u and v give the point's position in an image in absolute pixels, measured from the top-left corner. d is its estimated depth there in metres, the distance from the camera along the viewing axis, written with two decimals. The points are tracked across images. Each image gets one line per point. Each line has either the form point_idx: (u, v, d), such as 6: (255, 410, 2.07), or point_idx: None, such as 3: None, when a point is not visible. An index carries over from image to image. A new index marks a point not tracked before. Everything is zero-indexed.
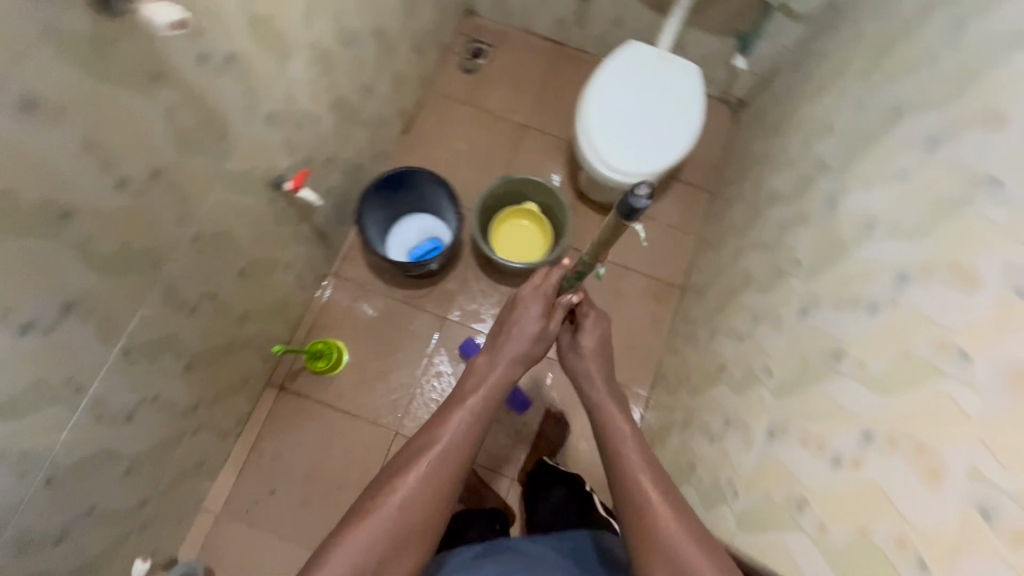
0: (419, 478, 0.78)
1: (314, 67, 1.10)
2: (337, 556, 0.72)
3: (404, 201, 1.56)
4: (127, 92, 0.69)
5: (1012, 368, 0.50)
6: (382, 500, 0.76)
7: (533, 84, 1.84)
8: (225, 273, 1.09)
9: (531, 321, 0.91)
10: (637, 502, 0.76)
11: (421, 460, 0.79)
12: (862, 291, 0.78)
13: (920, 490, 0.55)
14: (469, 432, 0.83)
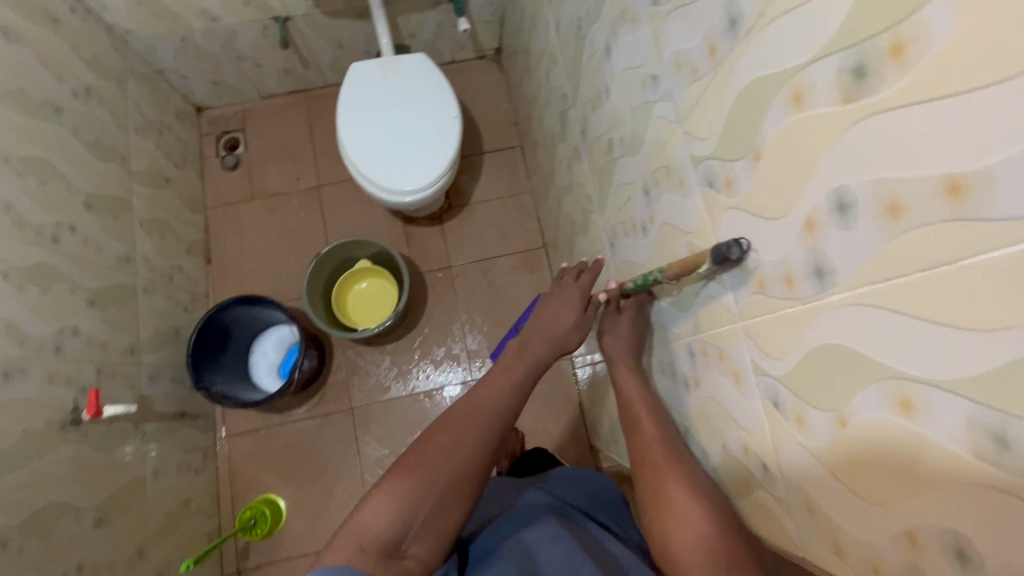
0: (456, 427, 0.67)
1: (33, 293, 0.98)
2: (377, 503, 0.59)
3: (234, 339, 1.45)
4: None
5: (732, 257, 0.51)
6: (425, 449, 0.64)
7: (299, 147, 1.74)
8: (76, 538, 0.98)
9: (561, 301, 0.86)
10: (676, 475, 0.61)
11: (457, 416, 0.69)
12: (632, 215, 0.78)
13: (735, 394, 0.56)
14: (505, 400, 0.72)
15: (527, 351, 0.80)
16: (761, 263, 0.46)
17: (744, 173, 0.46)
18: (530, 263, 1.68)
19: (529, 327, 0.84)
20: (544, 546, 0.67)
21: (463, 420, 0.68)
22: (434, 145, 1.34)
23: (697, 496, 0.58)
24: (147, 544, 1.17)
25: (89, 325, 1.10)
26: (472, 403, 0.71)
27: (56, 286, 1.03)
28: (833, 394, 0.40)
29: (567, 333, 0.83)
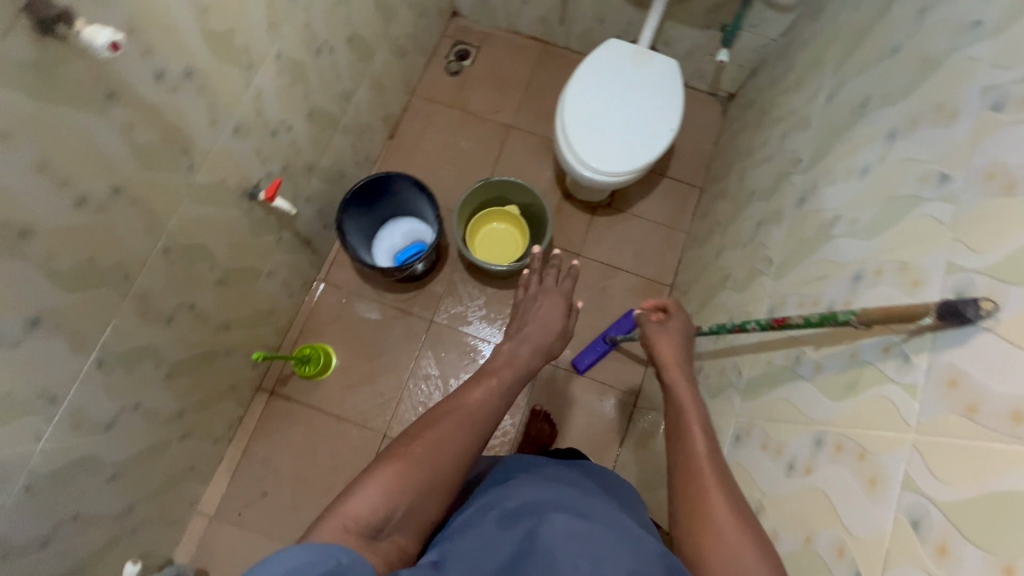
0: (449, 428, 0.68)
1: (285, 80, 1.12)
2: (367, 489, 0.61)
3: (381, 209, 1.58)
4: (80, 111, 0.71)
5: (945, 372, 0.49)
6: (416, 443, 0.66)
7: (514, 85, 1.84)
8: (202, 283, 1.11)
9: (544, 306, 0.96)
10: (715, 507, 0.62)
11: (456, 411, 0.71)
12: (823, 292, 0.76)
13: (858, 496, 0.54)
14: (494, 402, 0.74)
15: (513, 361, 0.84)
16: (985, 389, 0.45)
17: (1017, 300, 0.44)
18: (650, 293, 1.67)
19: (518, 341, 0.89)
20: (561, 509, 0.66)
21: (453, 422, 0.69)
22: (640, 143, 1.37)
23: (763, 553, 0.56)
24: (234, 323, 1.30)
25: (300, 130, 1.25)
26: (463, 402, 0.72)
27: (299, 85, 1.17)
28: (1011, 540, 0.39)
29: (552, 337, 0.93)
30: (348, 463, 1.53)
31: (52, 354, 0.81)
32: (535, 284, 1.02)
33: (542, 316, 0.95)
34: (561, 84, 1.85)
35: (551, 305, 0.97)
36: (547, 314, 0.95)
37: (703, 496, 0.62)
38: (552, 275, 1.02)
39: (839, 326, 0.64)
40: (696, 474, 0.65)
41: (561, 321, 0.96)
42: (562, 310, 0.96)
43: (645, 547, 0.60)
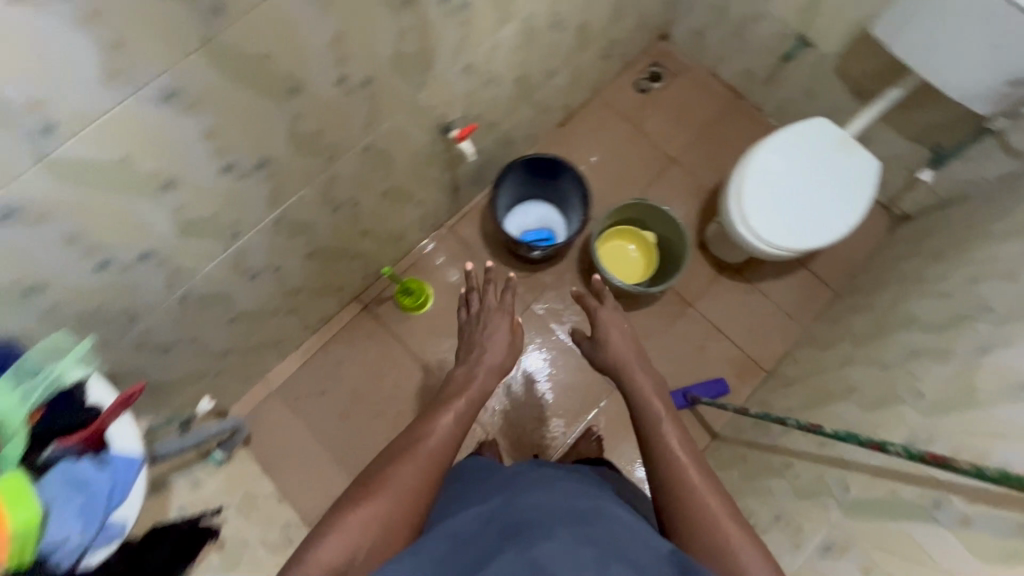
0: (407, 465, 0.74)
1: (520, 38, 1.16)
2: (331, 539, 0.67)
3: (535, 189, 1.62)
4: (383, 4, 0.78)
5: None
6: (377, 484, 0.72)
7: (693, 123, 1.84)
8: (373, 188, 1.18)
9: (489, 327, 0.97)
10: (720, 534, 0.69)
11: (407, 449, 0.76)
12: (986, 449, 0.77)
13: None
14: (455, 426, 0.80)
15: (466, 389, 0.87)
16: None
17: None
18: (745, 372, 1.62)
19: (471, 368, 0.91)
20: (557, 512, 0.69)
21: (408, 459, 0.74)
22: (812, 227, 1.34)
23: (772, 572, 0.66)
24: (374, 234, 1.37)
25: (506, 89, 1.30)
26: (426, 437, 0.77)
27: (526, 47, 1.22)
28: None
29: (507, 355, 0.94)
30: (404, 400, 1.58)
31: (257, 196, 0.89)
32: (473, 307, 1.01)
33: (496, 339, 0.95)
34: (738, 139, 1.83)
35: (500, 324, 0.96)
36: (499, 335, 0.95)
37: (709, 518, 0.71)
38: (493, 291, 1.02)
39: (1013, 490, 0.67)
40: (699, 514, 0.71)
41: (511, 338, 0.96)
42: (514, 328, 0.97)
43: (651, 544, 0.66)
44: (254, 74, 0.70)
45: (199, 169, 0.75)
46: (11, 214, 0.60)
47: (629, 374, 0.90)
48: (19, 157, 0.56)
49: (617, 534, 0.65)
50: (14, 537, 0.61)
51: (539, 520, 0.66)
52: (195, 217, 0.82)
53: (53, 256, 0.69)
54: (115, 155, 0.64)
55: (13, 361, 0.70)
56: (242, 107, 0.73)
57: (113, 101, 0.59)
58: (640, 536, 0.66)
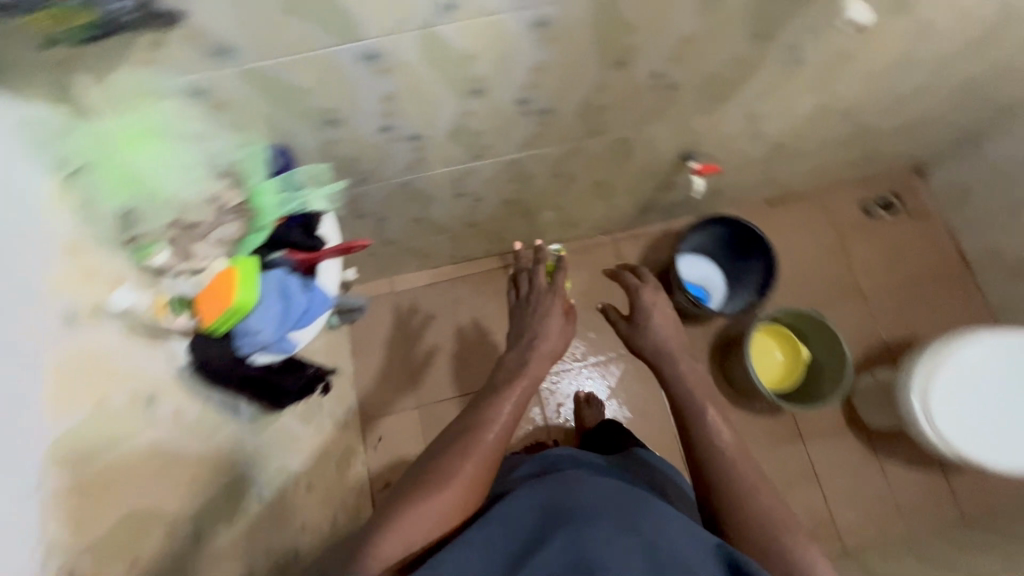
0: (463, 455, 0.69)
1: (811, 111, 1.12)
2: (386, 534, 0.62)
3: (721, 252, 1.56)
4: (746, 27, 0.77)
5: None
6: (432, 473, 0.67)
7: (903, 269, 1.69)
8: (594, 174, 1.19)
9: (542, 310, 0.90)
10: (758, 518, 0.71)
11: (461, 437, 0.71)
12: None
13: None
14: (513, 418, 0.74)
15: (517, 377, 0.80)
16: None
17: None
18: (822, 534, 1.48)
19: (520, 368, 0.81)
20: (603, 498, 0.66)
21: (464, 449, 0.69)
22: (996, 445, 1.19)
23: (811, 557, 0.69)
24: (560, 212, 1.38)
25: (761, 149, 1.26)
26: (483, 427, 0.72)
27: (809, 121, 1.16)
28: None
29: (560, 339, 0.88)
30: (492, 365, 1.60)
31: (520, 133, 0.92)
32: (523, 290, 0.94)
33: (551, 328, 0.88)
34: (941, 310, 1.66)
35: (555, 307, 0.90)
36: (553, 319, 0.88)
37: (753, 499, 0.73)
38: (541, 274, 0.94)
39: None
40: (740, 501, 0.73)
41: (564, 325, 0.90)
42: (565, 312, 0.90)
43: (697, 536, 0.64)
44: (609, 37, 0.72)
45: (505, 91, 0.79)
46: (371, 59, 0.66)
47: (674, 363, 0.92)
48: (415, 18, 0.61)
49: (665, 528, 0.63)
50: (226, 307, 0.70)
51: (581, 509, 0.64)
52: (469, 125, 0.86)
53: (364, 106, 0.75)
54: (469, 50, 0.68)
55: (285, 172, 0.78)
56: (577, 58, 0.75)
57: (506, 8, 0.63)
58: (688, 526, 0.65)
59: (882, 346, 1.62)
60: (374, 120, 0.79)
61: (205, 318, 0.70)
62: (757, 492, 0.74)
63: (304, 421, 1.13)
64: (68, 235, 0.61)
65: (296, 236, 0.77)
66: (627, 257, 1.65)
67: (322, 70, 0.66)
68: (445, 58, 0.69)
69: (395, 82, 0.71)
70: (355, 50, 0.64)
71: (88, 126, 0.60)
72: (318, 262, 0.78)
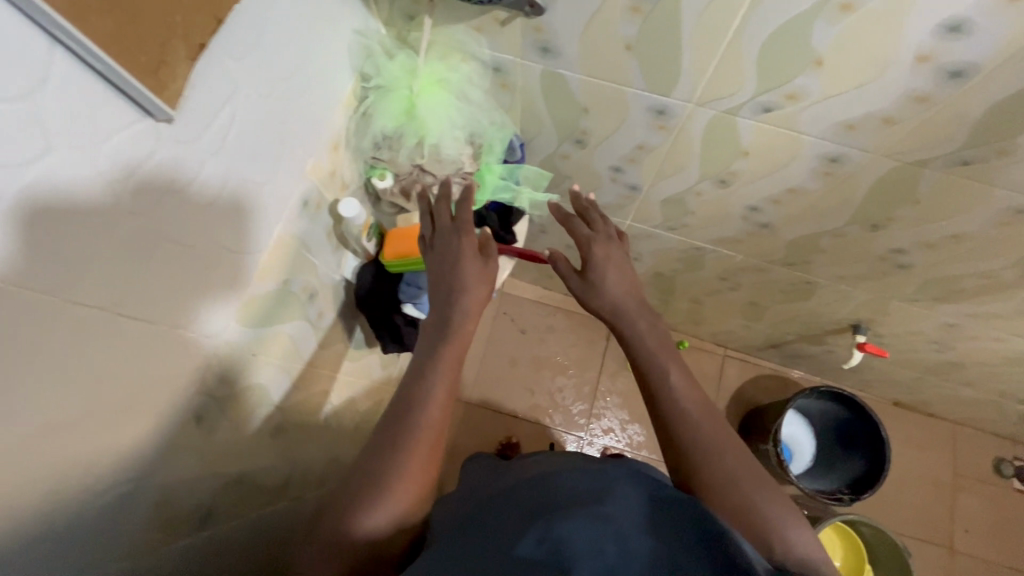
0: (408, 432, 0.54)
1: (1016, 353, 1.01)
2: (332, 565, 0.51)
3: (827, 427, 1.45)
4: (1023, 254, 0.71)
5: None
6: (365, 479, 0.53)
7: (1008, 549, 1.49)
8: (756, 295, 1.14)
9: (455, 263, 0.63)
10: (718, 478, 0.55)
11: (390, 422, 0.55)
12: None
13: None
14: (451, 395, 0.57)
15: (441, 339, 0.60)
16: None
17: None
18: None
19: (447, 318, 0.60)
20: (532, 495, 0.51)
21: (400, 440, 0.54)
22: None
23: (776, 507, 0.54)
24: (695, 308, 1.35)
25: (935, 358, 1.16)
26: (418, 404, 0.56)
27: (1008, 361, 1.06)
28: None
29: (473, 289, 0.61)
30: (549, 403, 1.56)
31: (725, 230, 0.91)
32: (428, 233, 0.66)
33: (470, 277, 0.62)
34: None
35: (466, 252, 0.63)
36: (467, 266, 0.62)
37: (713, 460, 0.56)
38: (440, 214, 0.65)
39: None
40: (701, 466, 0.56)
41: (487, 268, 0.63)
42: (475, 257, 0.63)
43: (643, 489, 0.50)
44: (886, 200, 0.68)
45: (745, 194, 0.78)
46: (658, 115, 0.67)
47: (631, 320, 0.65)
48: (725, 102, 0.61)
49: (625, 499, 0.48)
50: (412, 256, 0.74)
51: (526, 511, 0.49)
52: (687, 203, 0.86)
53: (616, 145, 0.77)
54: (748, 148, 0.67)
55: (516, 164, 0.80)
56: (839, 200, 0.72)
57: (815, 134, 0.61)
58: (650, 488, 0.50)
59: None
60: (612, 159, 0.81)
61: (392, 254, 0.75)
62: (717, 440, 0.57)
63: (382, 368, 1.17)
64: (337, 133, 0.66)
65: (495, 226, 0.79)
66: (728, 378, 1.58)
67: (609, 102, 0.68)
68: (720, 144, 0.69)
69: (660, 140, 0.72)
70: (650, 102, 0.65)
71: (407, 55, 0.66)
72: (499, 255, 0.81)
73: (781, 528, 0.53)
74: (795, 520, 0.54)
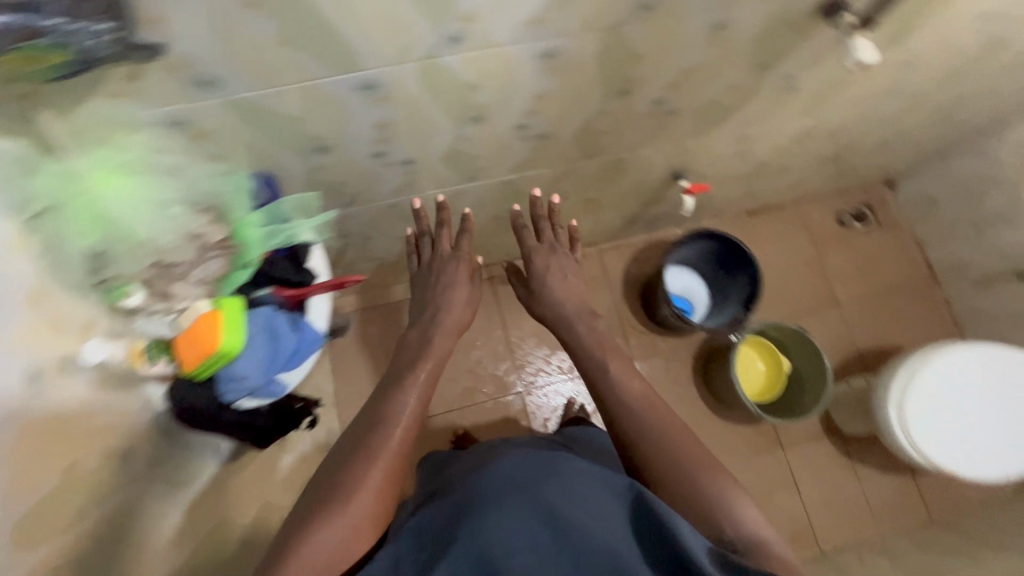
0: (389, 427, 0.73)
1: (797, 133, 1.13)
2: (320, 539, 0.62)
3: (705, 266, 1.57)
4: (744, 58, 0.76)
5: None
6: (344, 477, 0.68)
7: (874, 279, 1.75)
8: (584, 193, 1.17)
9: (445, 281, 0.92)
10: (677, 463, 0.73)
11: (370, 434, 0.72)
12: None
13: None
14: (417, 406, 0.78)
15: (421, 361, 0.84)
16: None
17: None
18: (800, 541, 1.52)
19: (429, 336, 0.87)
20: (509, 479, 0.70)
21: (367, 447, 0.71)
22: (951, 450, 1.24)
23: (720, 483, 0.71)
24: None
25: (747, 167, 1.26)
26: (388, 420, 0.74)
27: (796, 142, 1.17)
28: None
29: (457, 301, 0.91)
30: (475, 380, 1.56)
31: (514, 157, 0.90)
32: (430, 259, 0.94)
33: (455, 300, 0.92)
34: (909, 318, 1.73)
35: (457, 276, 0.93)
36: (456, 288, 0.91)
37: (670, 452, 0.74)
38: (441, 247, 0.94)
39: None
40: (660, 452, 0.75)
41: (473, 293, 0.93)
42: (464, 279, 0.93)
43: (614, 487, 0.68)
44: (615, 67, 0.69)
45: (504, 120, 0.76)
46: (371, 88, 0.62)
47: (572, 326, 0.94)
48: (416, 48, 0.57)
49: (582, 498, 0.66)
50: (210, 354, 0.65)
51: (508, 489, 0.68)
52: (465, 151, 0.83)
53: (359, 133, 0.71)
54: (472, 79, 0.65)
55: (270, 202, 0.73)
56: (580, 87, 0.72)
57: (514, 39, 0.59)
58: (604, 479, 0.69)
59: (855, 354, 1.68)
60: (367, 147, 0.75)
61: (186, 362, 0.65)
62: (671, 432, 0.76)
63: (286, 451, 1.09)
64: (31, 285, 0.54)
65: (286, 273, 0.73)
66: (612, 269, 1.65)
67: (315, 99, 0.61)
68: (446, 87, 0.65)
69: (394, 110, 0.67)
70: (351, 80, 0.60)
71: (57, 164, 0.52)
72: (306, 298, 0.75)
73: (730, 508, 0.69)
74: (746, 503, 0.70)
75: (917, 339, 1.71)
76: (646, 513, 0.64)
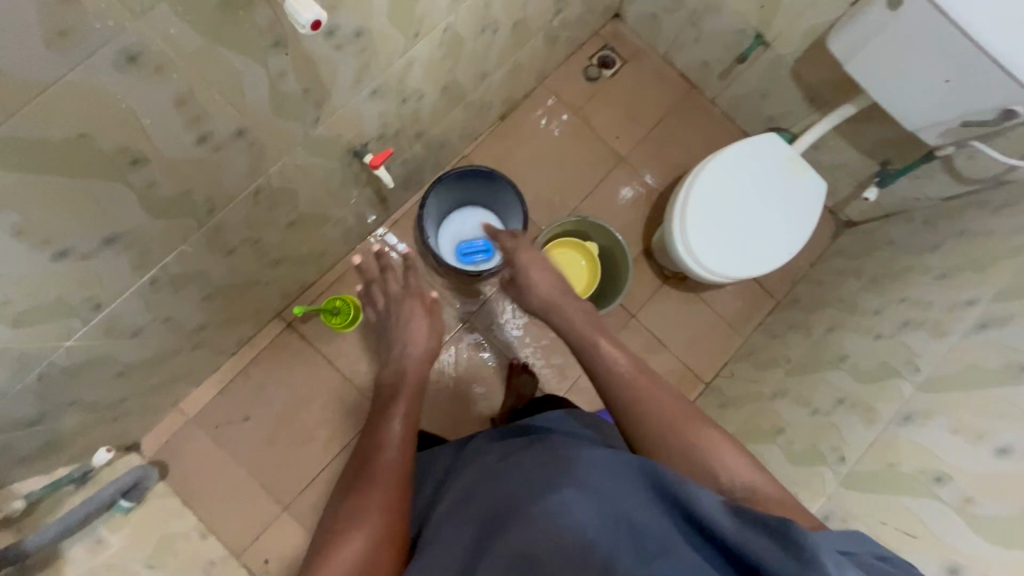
0: (386, 449, 0.84)
1: (438, 54, 1.01)
2: (348, 547, 0.69)
3: (472, 197, 1.50)
4: (240, 56, 0.62)
5: (922, 438, 0.82)
6: (348, 513, 0.74)
7: (642, 116, 1.73)
8: (275, 222, 1.04)
9: (408, 313, 1.18)
10: (667, 428, 0.74)
11: (372, 469, 0.80)
12: (876, 414, 0.94)
13: (834, 526, 0.83)
14: (404, 421, 0.90)
15: (404, 388, 0.99)
16: (918, 513, 0.75)
17: (957, 443, 0.78)
18: (684, 384, 1.61)
19: (405, 368, 1.05)
20: (522, 487, 0.64)
21: (370, 475, 0.79)
22: (745, 254, 1.28)
23: (712, 437, 0.72)
24: (287, 259, 1.24)
25: (429, 101, 1.15)
26: (383, 448, 0.84)
27: (450, 58, 1.06)
28: (897, 547, 0.75)
29: (426, 332, 1.13)
30: (333, 424, 1.48)
31: (119, 269, 0.76)
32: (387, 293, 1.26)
33: (418, 330, 1.13)
34: (689, 134, 1.73)
35: (415, 310, 1.17)
36: (414, 322, 1.14)
37: (663, 414, 0.76)
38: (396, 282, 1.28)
39: (878, 458, 0.86)
40: (654, 414, 0.76)
41: (429, 321, 1.15)
42: (422, 315, 1.15)
43: (628, 466, 0.62)
44: (70, 162, 0.55)
45: (24, 270, 0.62)
46: None
47: (560, 308, 1.02)
48: None
49: (592, 476, 0.61)
50: None
51: (539, 482, 0.63)
52: (33, 308, 0.69)
53: None
54: None
55: None
56: (65, 196, 0.58)
57: None
58: (612, 459, 0.63)
59: (656, 195, 1.70)
60: None
61: None
62: (661, 396, 0.78)
63: None
64: None
65: None
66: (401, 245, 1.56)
67: None
68: None
69: None
70: None
71: None
72: None
73: (724, 456, 0.70)
74: (742, 455, 0.71)
75: (704, 148, 1.72)
76: (667, 490, 0.58)
